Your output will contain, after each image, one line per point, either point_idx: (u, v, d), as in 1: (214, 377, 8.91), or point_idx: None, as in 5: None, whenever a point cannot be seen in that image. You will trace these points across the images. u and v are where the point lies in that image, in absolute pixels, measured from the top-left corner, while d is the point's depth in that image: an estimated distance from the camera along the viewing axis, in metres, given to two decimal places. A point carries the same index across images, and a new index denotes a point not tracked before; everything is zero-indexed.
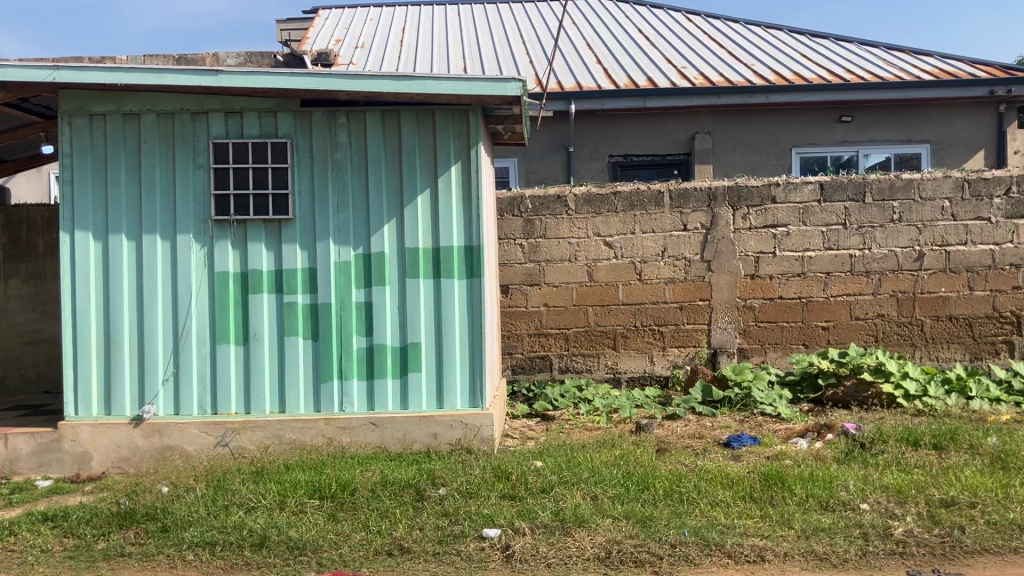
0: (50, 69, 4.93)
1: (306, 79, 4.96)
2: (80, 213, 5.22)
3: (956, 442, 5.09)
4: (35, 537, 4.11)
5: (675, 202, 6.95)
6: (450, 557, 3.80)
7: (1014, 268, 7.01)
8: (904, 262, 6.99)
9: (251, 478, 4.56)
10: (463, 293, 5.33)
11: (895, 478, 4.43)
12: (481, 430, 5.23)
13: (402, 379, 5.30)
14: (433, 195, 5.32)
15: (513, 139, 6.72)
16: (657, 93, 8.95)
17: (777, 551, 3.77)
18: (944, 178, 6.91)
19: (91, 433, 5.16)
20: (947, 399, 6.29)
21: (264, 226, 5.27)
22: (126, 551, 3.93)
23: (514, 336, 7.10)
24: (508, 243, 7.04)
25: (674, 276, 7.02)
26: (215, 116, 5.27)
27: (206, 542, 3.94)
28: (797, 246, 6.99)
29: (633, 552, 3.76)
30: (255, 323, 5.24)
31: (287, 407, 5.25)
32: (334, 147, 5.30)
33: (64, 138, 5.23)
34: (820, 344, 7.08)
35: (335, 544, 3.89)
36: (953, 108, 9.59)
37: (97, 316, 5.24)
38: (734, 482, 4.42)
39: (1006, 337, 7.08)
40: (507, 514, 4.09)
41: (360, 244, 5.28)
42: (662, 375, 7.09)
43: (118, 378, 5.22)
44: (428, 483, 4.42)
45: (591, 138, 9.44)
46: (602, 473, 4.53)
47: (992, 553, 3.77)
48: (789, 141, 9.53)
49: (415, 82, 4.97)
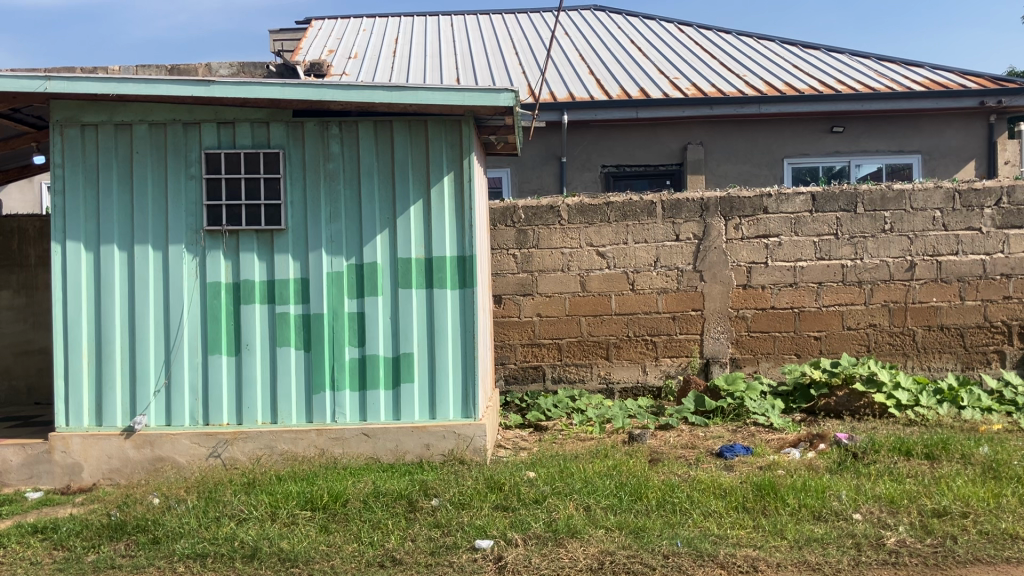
0: (42, 80, 4.94)
1: (299, 90, 4.96)
2: (71, 223, 5.20)
3: (948, 451, 5.10)
4: (24, 549, 4.07)
5: (669, 212, 6.98)
6: (442, 569, 3.76)
7: (1005, 278, 7.05)
8: (895, 272, 7.02)
9: (243, 490, 4.55)
10: (456, 302, 5.32)
11: (888, 488, 4.45)
12: (474, 440, 5.22)
13: (394, 390, 5.28)
14: (425, 206, 5.32)
15: (505, 150, 6.74)
16: (648, 104, 8.99)
17: (771, 562, 3.76)
18: (935, 189, 6.96)
19: (81, 445, 5.14)
20: (939, 409, 6.33)
21: (256, 236, 5.26)
22: (116, 563, 3.89)
23: (507, 347, 7.10)
24: (501, 254, 7.06)
25: (666, 285, 7.04)
26: (207, 125, 5.27)
27: (197, 554, 3.91)
28: (790, 256, 7.01)
29: (625, 564, 3.74)
30: (246, 333, 5.23)
31: (279, 418, 5.23)
32: (326, 158, 5.30)
33: (56, 149, 5.22)
34: (811, 354, 7.09)
35: (327, 556, 3.87)
36: (944, 119, 9.66)
37: (88, 327, 5.21)
38: (726, 492, 4.43)
39: (998, 346, 7.10)
40: (500, 525, 4.08)
41: (353, 254, 5.28)
42: (654, 385, 7.09)
43: (108, 387, 5.20)
44: (421, 494, 4.43)
45: (583, 148, 9.49)
46: (594, 483, 4.52)
47: (984, 563, 3.76)
48: (780, 150, 9.57)
49: (408, 94, 4.99)
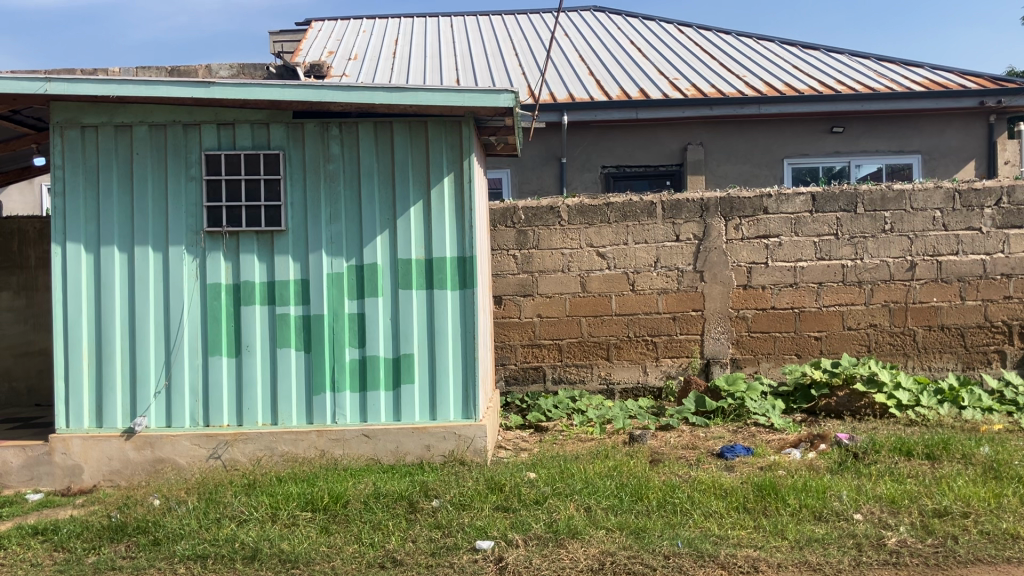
0: (42, 82, 4.94)
1: (299, 91, 4.97)
2: (72, 225, 5.20)
3: (948, 451, 5.10)
4: (24, 551, 4.07)
5: (669, 213, 6.97)
6: (444, 569, 3.76)
7: (1005, 278, 7.04)
8: (895, 272, 7.02)
9: (243, 491, 4.54)
10: (457, 304, 5.31)
11: (889, 488, 4.45)
12: (474, 441, 5.22)
13: (394, 391, 5.28)
14: (426, 206, 5.32)
15: (505, 150, 6.74)
16: (648, 104, 9.00)
17: (771, 562, 3.75)
18: (935, 189, 6.96)
19: (81, 446, 5.14)
20: (939, 409, 6.33)
21: (256, 238, 5.26)
22: (116, 565, 3.89)
23: (507, 347, 7.10)
24: (501, 254, 7.06)
25: (666, 286, 7.04)
26: (207, 127, 5.27)
27: (198, 555, 3.91)
28: (790, 256, 7.01)
29: (626, 564, 3.73)
30: (246, 335, 5.23)
31: (280, 419, 5.22)
32: (326, 159, 5.30)
33: (56, 150, 5.23)
34: (812, 355, 7.08)
35: (327, 557, 3.86)
36: (944, 119, 9.66)
37: (88, 329, 5.21)
38: (727, 492, 4.43)
39: (999, 346, 7.10)
40: (500, 526, 4.08)
41: (353, 255, 5.28)
42: (655, 385, 7.09)
43: (108, 388, 5.20)
44: (422, 495, 4.42)
45: (583, 149, 9.49)
46: (595, 484, 4.52)
47: (985, 563, 3.76)
48: (780, 150, 9.57)
49: (408, 95, 4.99)
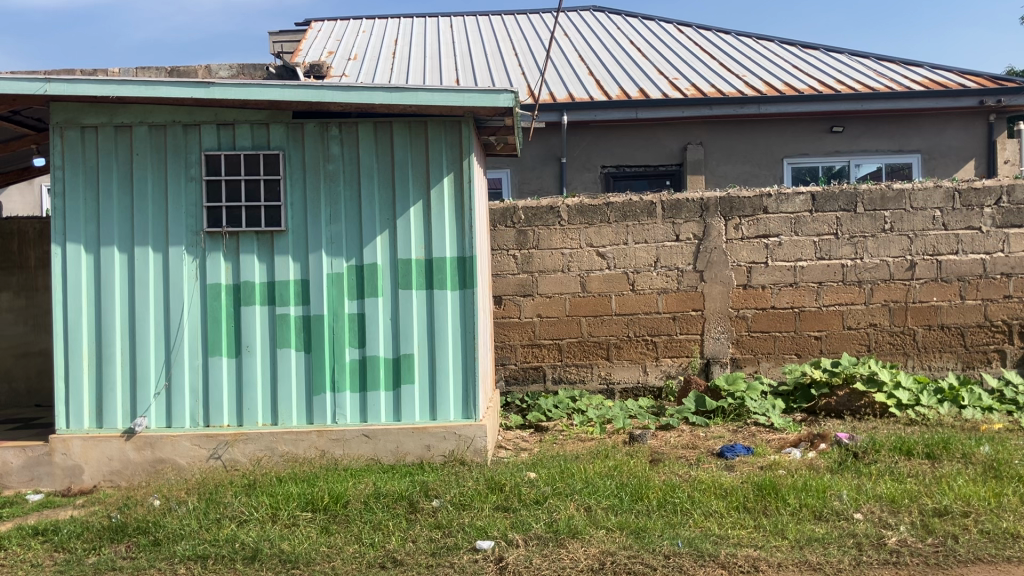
0: (41, 82, 4.94)
1: (299, 91, 4.97)
2: (71, 225, 5.20)
3: (949, 451, 5.10)
4: (24, 551, 4.07)
5: (669, 212, 6.98)
6: (444, 569, 3.76)
7: (1005, 277, 7.04)
8: (895, 271, 7.02)
9: (243, 491, 4.54)
10: (456, 304, 5.32)
11: (889, 487, 4.45)
12: (474, 441, 5.22)
13: (394, 391, 5.28)
14: (425, 206, 5.32)
15: (505, 150, 6.74)
16: (648, 104, 9.00)
17: (771, 561, 3.75)
18: (935, 188, 6.97)
19: (81, 447, 5.14)
20: (939, 409, 6.33)
21: (256, 238, 5.26)
22: (116, 565, 3.89)
23: (507, 347, 7.10)
24: (500, 254, 7.06)
25: (666, 286, 7.04)
26: (207, 127, 5.27)
27: (197, 556, 3.91)
28: (789, 256, 7.01)
29: (626, 564, 3.73)
30: (246, 336, 5.23)
31: (280, 419, 5.23)
32: (326, 159, 5.30)
33: (56, 151, 5.23)
34: (812, 354, 7.09)
35: (328, 557, 3.86)
36: (943, 118, 9.67)
37: (88, 329, 5.21)
38: (727, 492, 4.43)
39: (999, 345, 7.10)
40: (501, 526, 4.08)
41: (353, 255, 5.28)
42: (655, 385, 7.09)
43: (109, 388, 5.20)
44: (422, 495, 4.42)
45: (583, 149, 9.49)
46: (595, 484, 4.52)
47: (986, 562, 3.76)
48: (780, 150, 9.57)
49: (408, 95, 4.99)
